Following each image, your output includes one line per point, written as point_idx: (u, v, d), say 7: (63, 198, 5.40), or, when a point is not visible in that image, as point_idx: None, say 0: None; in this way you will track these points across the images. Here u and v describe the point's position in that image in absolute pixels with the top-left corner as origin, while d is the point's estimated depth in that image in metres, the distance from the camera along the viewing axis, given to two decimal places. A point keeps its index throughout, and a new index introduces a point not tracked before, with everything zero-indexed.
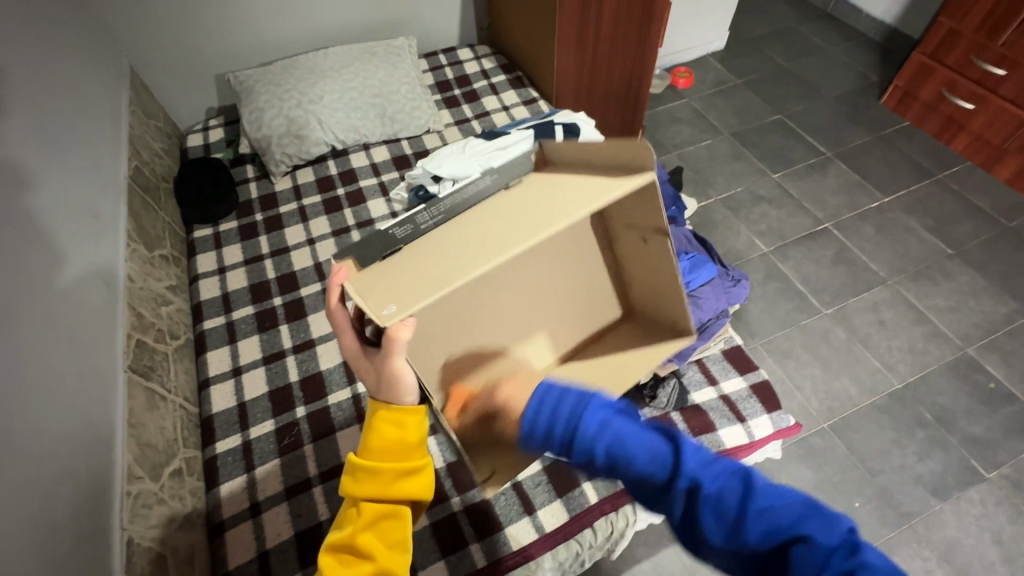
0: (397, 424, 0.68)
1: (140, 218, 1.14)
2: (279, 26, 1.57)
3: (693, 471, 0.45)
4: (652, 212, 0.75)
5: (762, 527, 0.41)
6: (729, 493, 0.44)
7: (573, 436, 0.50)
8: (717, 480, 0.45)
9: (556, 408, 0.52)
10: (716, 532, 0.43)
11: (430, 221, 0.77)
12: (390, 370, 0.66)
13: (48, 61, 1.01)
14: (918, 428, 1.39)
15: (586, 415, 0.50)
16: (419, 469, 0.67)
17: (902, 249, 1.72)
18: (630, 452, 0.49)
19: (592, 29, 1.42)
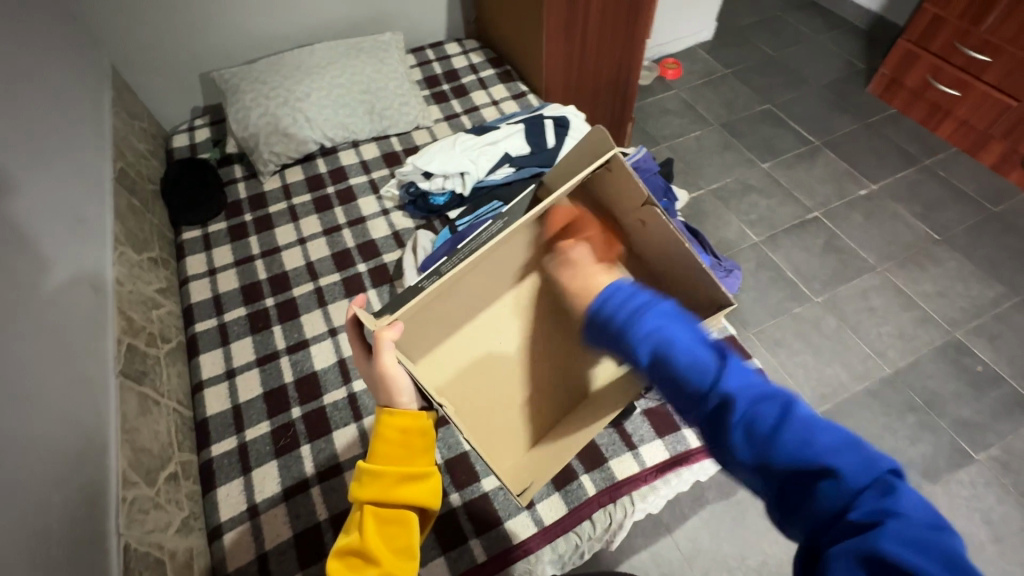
0: (401, 428, 0.70)
1: (127, 221, 1.13)
2: (263, 23, 1.55)
3: (737, 390, 0.51)
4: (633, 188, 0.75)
5: (794, 450, 0.46)
6: (770, 417, 0.48)
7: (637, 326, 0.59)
8: (759, 407, 0.49)
9: (626, 302, 0.62)
10: (745, 447, 0.49)
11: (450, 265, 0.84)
12: (381, 369, 0.67)
13: (27, 61, 0.99)
14: (908, 412, 1.41)
15: (649, 316, 0.59)
16: (424, 474, 0.69)
17: (891, 236, 1.74)
18: (683, 359, 0.55)
19: (580, 21, 1.41)
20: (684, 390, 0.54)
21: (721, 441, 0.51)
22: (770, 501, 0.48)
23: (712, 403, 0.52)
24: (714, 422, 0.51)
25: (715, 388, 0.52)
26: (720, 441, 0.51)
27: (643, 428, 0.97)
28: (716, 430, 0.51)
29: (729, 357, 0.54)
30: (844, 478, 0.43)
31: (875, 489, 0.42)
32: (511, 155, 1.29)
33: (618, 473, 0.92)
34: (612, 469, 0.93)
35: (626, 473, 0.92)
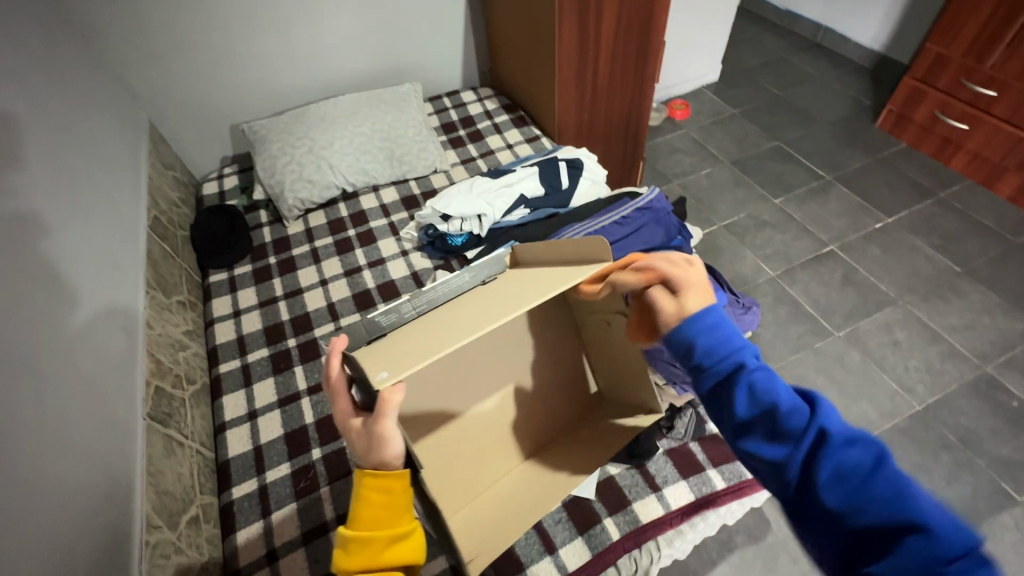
0: (386, 490, 0.67)
1: (159, 266, 1.17)
2: (290, 79, 1.64)
3: (821, 436, 0.48)
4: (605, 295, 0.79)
5: (884, 510, 0.44)
6: (860, 465, 0.46)
7: (718, 363, 0.53)
8: (848, 449, 0.47)
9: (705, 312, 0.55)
10: (829, 487, 0.46)
11: (413, 311, 0.77)
12: (384, 430, 0.64)
13: (73, 121, 1.07)
14: (943, 450, 1.35)
15: (727, 338, 0.54)
16: (409, 533, 0.67)
17: (911, 269, 1.72)
18: (775, 401, 0.50)
19: (591, 69, 1.48)
20: (767, 434, 0.51)
21: (806, 497, 0.48)
22: (833, 554, 0.46)
23: (803, 453, 0.48)
24: (795, 481, 0.48)
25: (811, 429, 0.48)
26: (805, 498, 0.48)
27: (666, 468, 0.95)
28: (800, 484, 0.48)
29: (819, 402, 0.50)
30: (943, 542, 0.41)
31: (969, 557, 0.41)
32: (527, 196, 1.32)
33: (642, 516, 0.90)
34: (636, 511, 0.91)
35: (651, 516, 0.90)
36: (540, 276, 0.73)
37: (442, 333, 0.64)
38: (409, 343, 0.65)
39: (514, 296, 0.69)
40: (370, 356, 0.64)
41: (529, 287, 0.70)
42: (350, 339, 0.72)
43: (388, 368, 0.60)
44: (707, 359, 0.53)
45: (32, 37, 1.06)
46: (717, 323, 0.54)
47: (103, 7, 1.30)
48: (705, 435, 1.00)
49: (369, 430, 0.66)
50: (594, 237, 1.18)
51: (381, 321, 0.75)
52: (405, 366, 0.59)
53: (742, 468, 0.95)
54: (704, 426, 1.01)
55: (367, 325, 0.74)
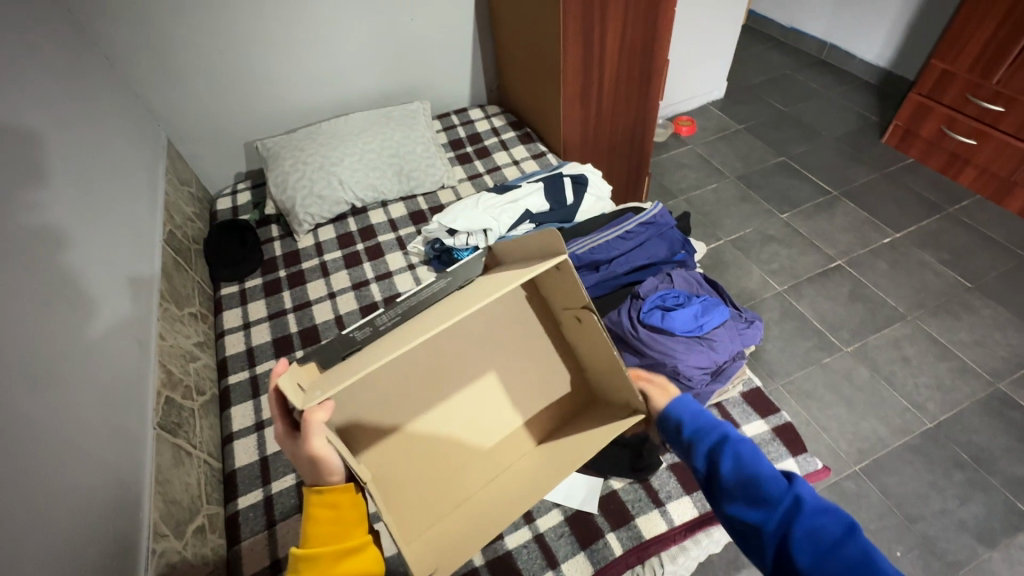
0: (336, 504, 0.67)
1: (173, 279, 1.20)
2: (302, 97, 1.69)
3: (798, 505, 0.57)
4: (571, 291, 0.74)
5: (849, 567, 0.52)
6: (831, 531, 0.55)
7: (704, 438, 0.67)
8: (817, 517, 0.56)
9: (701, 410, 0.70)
10: (804, 549, 0.55)
11: (388, 322, 0.79)
12: (315, 453, 0.63)
13: (95, 139, 1.11)
14: (955, 469, 1.33)
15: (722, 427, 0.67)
16: (361, 546, 0.65)
17: (920, 284, 1.71)
18: (755, 471, 0.61)
19: (595, 87, 1.51)
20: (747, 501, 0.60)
21: (783, 557, 0.56)
22: None
23: (781, 518, 0.57)
24: (773, 542, 0.57)
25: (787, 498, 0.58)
26: (782, 559, 0.56)
27: (670, 484, 0.95)
28: (777, 546, 0.56)
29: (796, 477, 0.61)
30: None
31: None
32: (532, 212, 1.34)
33: (645, 532, 0.89)
34: (640, 527, 0.90)
35: (654, 532, 0.89)
36: (495, 282, 0.72)
37: (382, 346, 0.65)
38: (351, 360, 0.67)
39: (456, 305, 0.69)
40: (312, 383, 0.67)
41: (479, 294, 0.70)
42: (323, 358, 0.75)
43: (321, 390, 0.63)
44: (698, 435, 0.67)
45: (59, 60, 1.11)
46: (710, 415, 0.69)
47: (127, 31, 1.36)
48: None
49: (303, 452, 0.65)
50: (598, 251, 1.20)
51: (356, 336, 0.77)
52: (330, 387, 0.62)
53: None
54: None
55: (343, 340, 0.76)
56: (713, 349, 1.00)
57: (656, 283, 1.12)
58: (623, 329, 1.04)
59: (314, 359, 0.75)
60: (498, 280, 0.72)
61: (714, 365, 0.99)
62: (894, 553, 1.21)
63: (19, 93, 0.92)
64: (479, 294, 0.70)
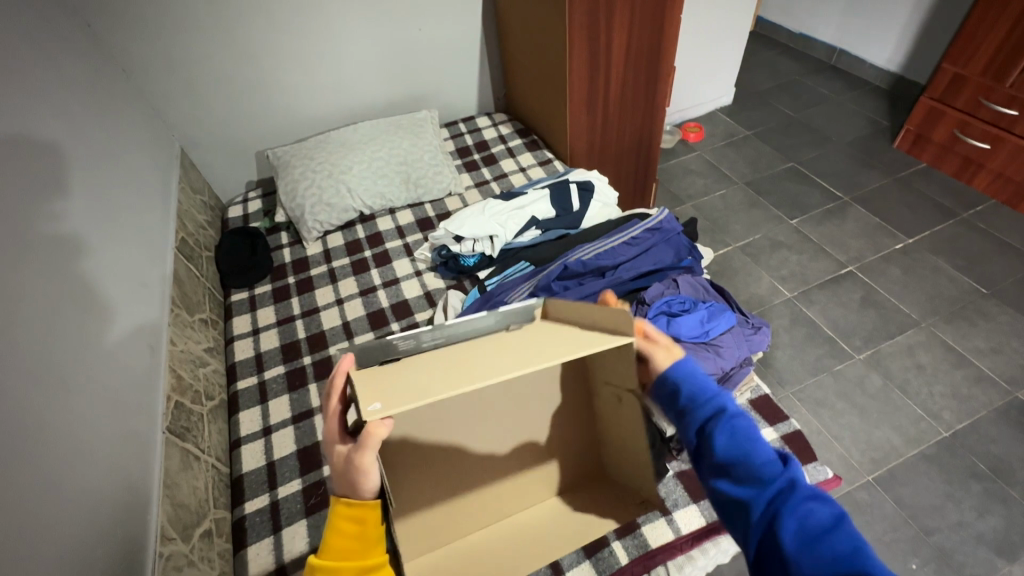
0: (360, 519, 0.67)
1: (184, 285, 1.22)
2: (313, 107, 1.72)
3: (790, 487, 0.53)
4: (623, 371, 0.67)
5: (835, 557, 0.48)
6: (821, 519, 0.51)
7: (699, 406, 0.61)
8: (808, 504, 0.52)
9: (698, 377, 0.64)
10: (790, 532, 0.50)
11: (431, 342, 0.77)
12: (369, 462, 0.63)
13: (111, 148, 1.14)
14: (972, 479, 1.30)
15: (720, 398, 0.61)
16: (379, 565, 0.65)
17: (933, 290, 1.68)
18: (751, 448, 0.56)
19: (601, 93, 1.51)
20: (735, 477, 0.56)
21: (765, 535, 0.52)
22: None
23: (770, 499, 0.53)
24: (757, 519, 0.53)
25: (777, 479, 0.53)
26: (764, 534, 0.52)
27: (677, 492, 0.94)
28: (760, 523, 0.52)
29: (792, 461, 0.56)
30: None
31: None
32: (538, 218, 1.35)
33: (652, 541, 0.88)
34: (646, 536, 0.89)
35: (660, 541, 0.88)
36: (552, 342, 0.66)
37: (430, 381, 0.62)
38: (396, 382, 0.64)
39: (500, 360, 0.65)
40: (367, 383, 0.64)
41: (527, 352, 0.65)
42: (362, 356, 0.75)
43: (380, 401, 0.58)
44: (691, 402, 0.61)
45: (78, 73, 1.14)
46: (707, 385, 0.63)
47: (142, 43, 1.39)
48: None
49: (348, 459, 0.64)
50: (603, 257, 1.20)
51: (398, 346, 0.76)
52: (395, 404, 0.57)
53: None
54: None
55: (383, 347, 0.75)
56: (720, 355, 0.99)
57: (661, 289, 1.11)
58: None
59: (354, 352, 0.73)
60: (557, 343, 0.66)
61: (719, 371, 0.98)
62: (909, 566, 1.18)
63: (38, 104, 0.94)
64: (528, 351, 0.66)
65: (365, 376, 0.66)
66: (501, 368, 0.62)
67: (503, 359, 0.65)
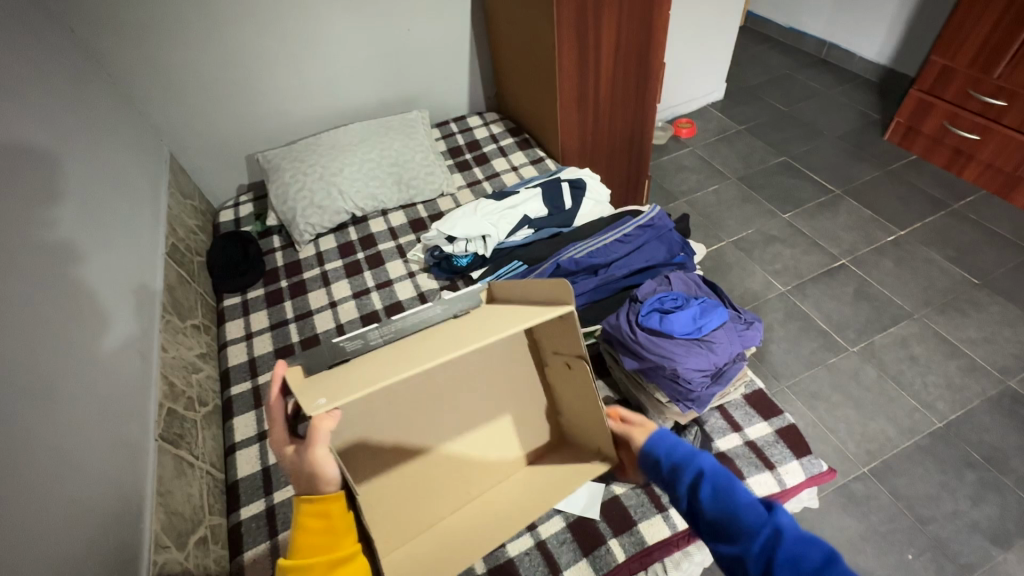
0: (324, 515, 0.66)
1: (175, 291, 1.22)
2: (304, 109, 1.71)
3: (777, 534, 0.55)
4: (570, 339, 0.74)
5: None
6: (812, 561, 0.52)
7: (681, 475, 0.64)
8: (796, 547, 0.53)
9: (676, 445, 0.68)
10: None
11: (379, 339, 0.79)
12: (326, 458, 0.65)
13: (98, 154, 1.13)
14: (967, 469, 1.31)
15: (701, 456, 0.64)
16: (351, 556, 0.64)
17: (926, 282, 1.69)
18: (734, 502, 0.59)
19: (592, 91, 1.51)
20: (725, 535, 0.58)
21: None
22: None
23: (760, 551, 0.54)
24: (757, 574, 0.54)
25: (764, 529, 0.55)
26: None
27: None
28: None
29: (776, 506, 0.57)
30: None
31: None
32: (530, 217, 1.34)
33: (649, 537, 0.89)
34: (642, 532, 0.89)
35: (658, 537, 0.88)
36: (497, 316, 0.72)
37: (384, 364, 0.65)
38: (345, 376, 0.66)
39: (459, 335, 0.69)
40: (311, 389, 0.65)
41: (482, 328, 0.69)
42: (309, 362, 0.76)
43: (326, 396, 0.61)
44: (676, 470, 0.65)
45: (64, 79, 1.13)
46: (687, 448, 0.66)
47: (129, 48, 1.38)
48: (711, 453, 0.97)
49: (302, 456, 0.65)
50: (596, 255, 1.20)
51: (347, 347, 0.77)
52: (341, 396, 0.59)
53: (751, 487, 0.91)
54: (710, 444, 0.98)
55: (332, 349, 0.76)
56: (713, 351, 0.97)
57: (653, 286, 1.10)
58: (622, 333, 1.02)
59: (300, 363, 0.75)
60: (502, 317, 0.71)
61: (712, 367, 0.96)
62: (905, 556, 1.19)
63: (25, 112, 0.94)
64: (479, 329, 0.69)
65: (305, 383, 0.68)
66: (463, 337, 0.67)
67: (466, 334, 0.68)
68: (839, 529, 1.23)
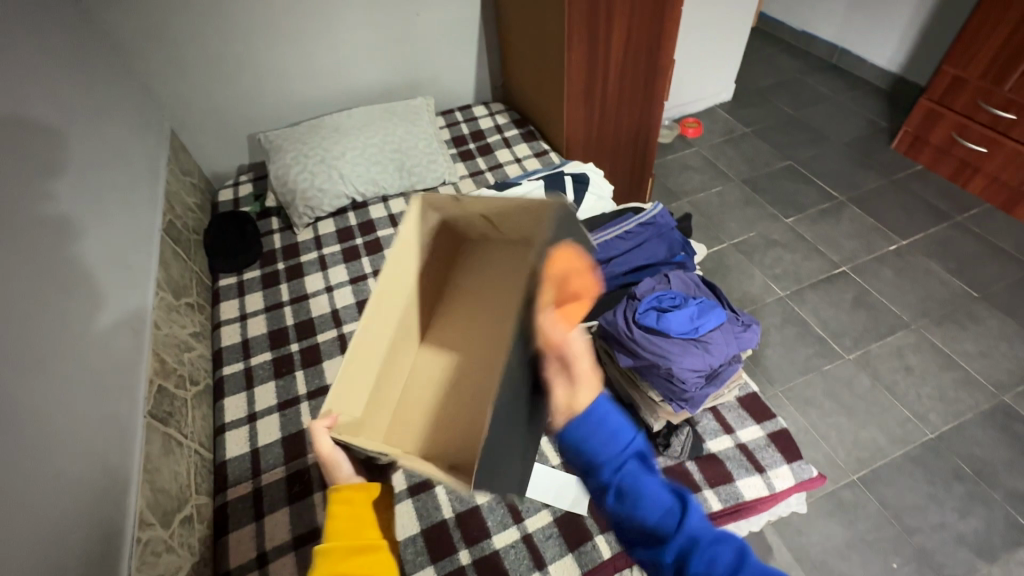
0: (353, 505, 0.69)
1: (170, 268, 1.20)
2: (308, 91, 1.69)
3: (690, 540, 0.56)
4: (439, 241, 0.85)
5: None
6: (725, 564, 0.54)
7: (598, 475, 0.63)
8: (715, 548, 0.55)
9: (598, 437, 0.64)
10: None
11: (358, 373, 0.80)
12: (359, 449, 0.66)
13: (99, 126, 1.12)
14: (955, 481, 1.31)
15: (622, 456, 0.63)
16: (377, 549, 0.67)
17: (926, 293, 1.69)
18: (645, 509, 0.59)
19: (600, 84, 1.49)
20: (642, 542, 0.59)
21: None
22: None
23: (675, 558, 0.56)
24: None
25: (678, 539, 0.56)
26: None
27: None
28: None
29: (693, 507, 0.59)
30: None
31: None
32: None
33: None
34: None
35: None
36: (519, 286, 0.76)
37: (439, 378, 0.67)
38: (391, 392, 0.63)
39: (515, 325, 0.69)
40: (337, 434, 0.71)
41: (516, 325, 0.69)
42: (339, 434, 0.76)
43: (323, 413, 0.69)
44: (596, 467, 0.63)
45: (68, 50, 1.12)
46: (603, 433, 0.65)
47: (133, 20, 1.36)
48: (702, 454, 0.97)
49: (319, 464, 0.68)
50: (596, 251, 1.19)
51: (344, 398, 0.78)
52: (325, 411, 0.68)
53: (739, 490, 0.92)
54: (701, 445, 0.98)
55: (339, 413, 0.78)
56: (709, 352, 0.96)
57: (653, 284, 1.09)
58: (618, 330, 1.01)
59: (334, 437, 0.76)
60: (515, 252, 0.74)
61: (707, 368, 0.96)
62: (890, 565, 1.19)
63: (23, 80, 0.92)
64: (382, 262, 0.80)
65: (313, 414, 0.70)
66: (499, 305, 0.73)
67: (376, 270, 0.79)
68: (826, 536, 1.23)
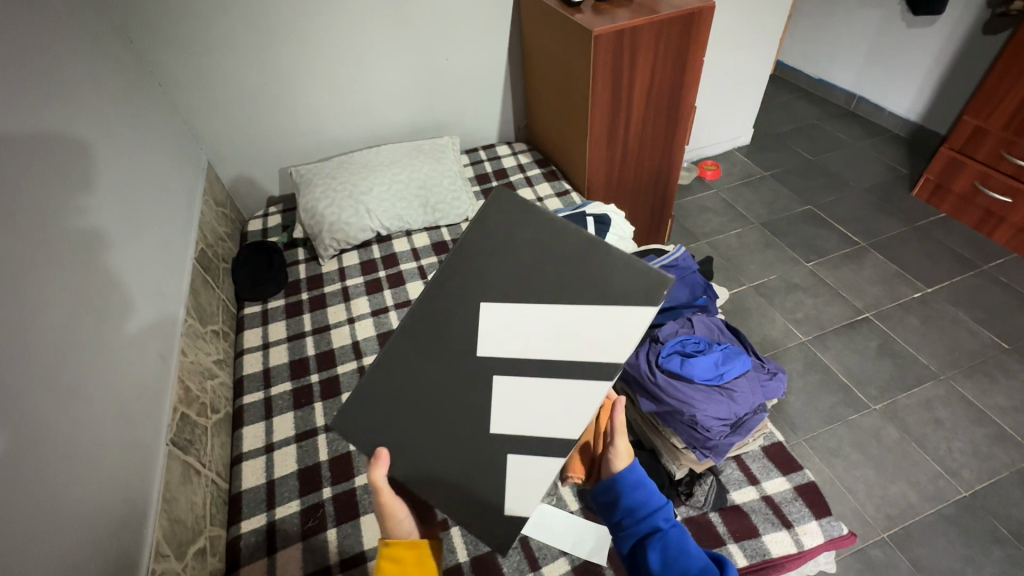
0: (402, 560, 0.68)
1: (200, 296, 1.23)
2: (340, 129, 1.77)
3: None
4: None
5: None
6: None
7: (639, 521, 0.74)
8: None
9: (642, 500, 0.75)
10: None
11: None
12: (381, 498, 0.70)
13: (144, 161, 1.17)
14: (994, 544, 1.24)
15: (666, 517, 0.74)
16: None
17: (953, 343, 1.65)
18: (683, 557, 0.70)
19: (621, 129, 1.53)
20: None
21: None
22: None
23: None
24: None
25: None
26: None
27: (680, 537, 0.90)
28: None
29: (728, 566, 0.69)
30: None
31: None
32: None
33: None
34: None
35: None
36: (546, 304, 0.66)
37: None
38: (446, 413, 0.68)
39: (535, 408, 0.66)
40: None
41: (523, 403, 0.66)
42: None
43: None
44: (633, 517, 0.75)
45: (119, 87, 1.19)
46: (647, 494, 0.76)
47: (183, 63, 1.45)
48: (726, 505, 0.94)
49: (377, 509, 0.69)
50: None
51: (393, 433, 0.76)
52: None
53: (765, 545, 0.88)
54: (725, 496, 0.95)
55: None
56: (733, 400, 0.96)
57: (676, 327, 1.09)
58: (641, 373, 1.00)
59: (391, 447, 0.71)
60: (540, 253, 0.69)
61: (732, 416, 0.94)
62: None
63: (82, 118, 0.98)
64: None
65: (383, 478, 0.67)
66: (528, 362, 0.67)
67: None
68: None
